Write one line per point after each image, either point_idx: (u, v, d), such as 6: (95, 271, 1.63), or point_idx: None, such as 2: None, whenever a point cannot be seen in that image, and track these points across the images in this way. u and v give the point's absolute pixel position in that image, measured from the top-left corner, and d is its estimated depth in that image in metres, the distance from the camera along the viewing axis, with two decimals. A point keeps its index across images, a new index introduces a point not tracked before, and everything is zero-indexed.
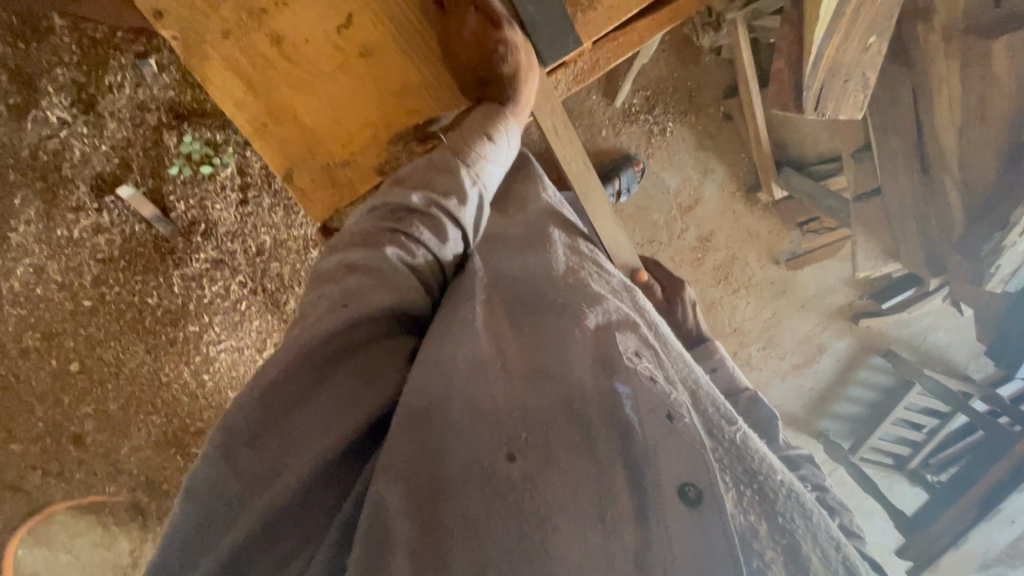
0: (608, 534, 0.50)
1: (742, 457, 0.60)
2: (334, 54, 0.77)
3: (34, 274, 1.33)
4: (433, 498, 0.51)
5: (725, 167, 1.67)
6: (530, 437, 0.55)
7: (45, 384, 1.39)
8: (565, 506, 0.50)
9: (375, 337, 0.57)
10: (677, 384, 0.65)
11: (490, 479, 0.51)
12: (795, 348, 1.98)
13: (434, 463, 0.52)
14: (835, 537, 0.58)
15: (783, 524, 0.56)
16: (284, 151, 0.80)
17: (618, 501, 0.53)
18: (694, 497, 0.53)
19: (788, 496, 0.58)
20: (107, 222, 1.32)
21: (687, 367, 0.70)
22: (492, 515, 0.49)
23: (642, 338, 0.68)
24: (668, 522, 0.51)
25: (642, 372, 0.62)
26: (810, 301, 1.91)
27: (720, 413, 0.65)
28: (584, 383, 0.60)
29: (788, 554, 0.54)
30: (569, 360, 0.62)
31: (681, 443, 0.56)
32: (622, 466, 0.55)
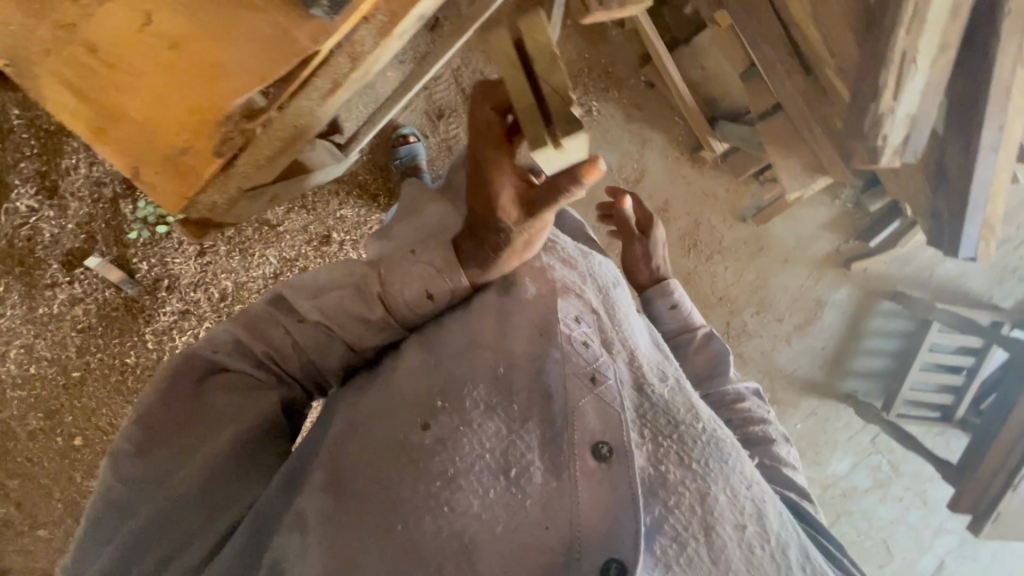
0: (512, 488, 0.53)
1: (667, 411, 0.61)
2: (154, 44, 0.52)
3: (26, 353, 1.27)
4: (352, 473, 0.55)
5: (660, 135, 1.71)
6: (447, 405, 0.58)
7: (47, 469, 1.33)
8: (473, 467, 0.54)
9: (254, 368, 0.60)
10: (612, 346, 0.67)
11: (404, 448, 0.55)
12: (791, 308, 1.91)
13: (356, 441, 0.57)
14: (745, 475, 0.59)
15: (699, 469, 0.57)
16: (124, 151, 0.53)
17: (527, 457, 0.55)
18: (605, 453, 0.55)
19: (708, 443, 0.59)
20: (80, 293, 1.27)
21: (631, 330, 0.72)
22: (403, 480, 0.53)
23: (586, 304, 0.69)
24: (576, 473, 0.54)
25: (577, 338, 0.64)
26: (792, 254, 1.87)
27: (655, 371, 0.68)
28: (513, 348, 0.63)
29: (696, 496, 0.55)
30: (504, 331, 0.64)
31: (599, 403, 0.58)
32: (537, 422, 0.58)
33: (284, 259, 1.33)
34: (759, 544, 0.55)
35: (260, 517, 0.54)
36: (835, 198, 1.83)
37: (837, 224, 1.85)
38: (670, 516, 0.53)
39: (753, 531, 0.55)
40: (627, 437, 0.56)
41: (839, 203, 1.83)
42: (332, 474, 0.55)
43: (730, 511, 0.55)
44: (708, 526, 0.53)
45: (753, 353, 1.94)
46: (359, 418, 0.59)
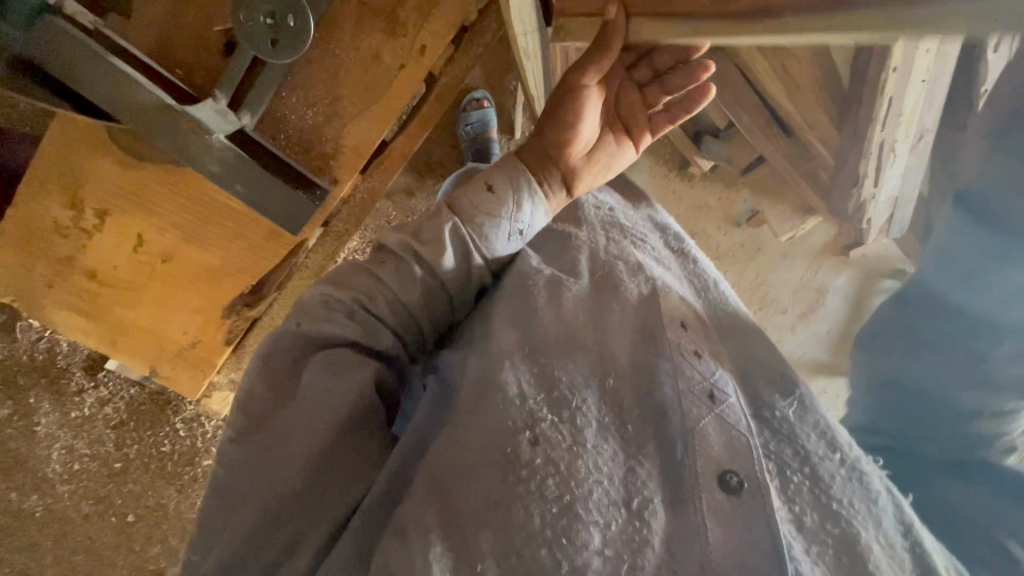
0: (636, 524, 0.47)
1: (793, 439, 0.56)
2: (141, 267, 1.06)
3: (66, 455, 1.20)
4: (454, 488, 0.50)
5: (648, 156, 1.66)
6: (558, 420, 0.53)
7: (108, 541, 1.23)
8: (590, 494, 0.48)
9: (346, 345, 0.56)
10: (723, 359, 0.61)
11: (513, 464, 0.50)
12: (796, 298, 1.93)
13: (458, 451, 0.52)
14: (899, 520, 0.52)
15: (841, 510, 0.51)
16: (142, 353, 1.12)
17: (648, 485, 0.50)
18: (735, 485, 0.50)
19: (848, 478, 0.53)
20: (108, 394, 1.20)
21: (752, 334, 0.66)
22: (514, 501, 0.48)
23: (690, 310, 0.65)
24: (705, 508, 0.48)
25: (686, 348, 0.60)
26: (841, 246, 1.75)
27: (780, 381, 0.61)
28: (618, 355, 0.60)
29: (843, 546, 0.49)
30: (607, 333, 0.61)
31: (719, 426, 0.54)
32: (654, 447, 0.53)
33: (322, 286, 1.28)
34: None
35: (370, 517, 0.50)
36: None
37: None
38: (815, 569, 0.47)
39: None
40: (760, 469, 0.51)
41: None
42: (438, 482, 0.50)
43: (890, 567, 0.49)
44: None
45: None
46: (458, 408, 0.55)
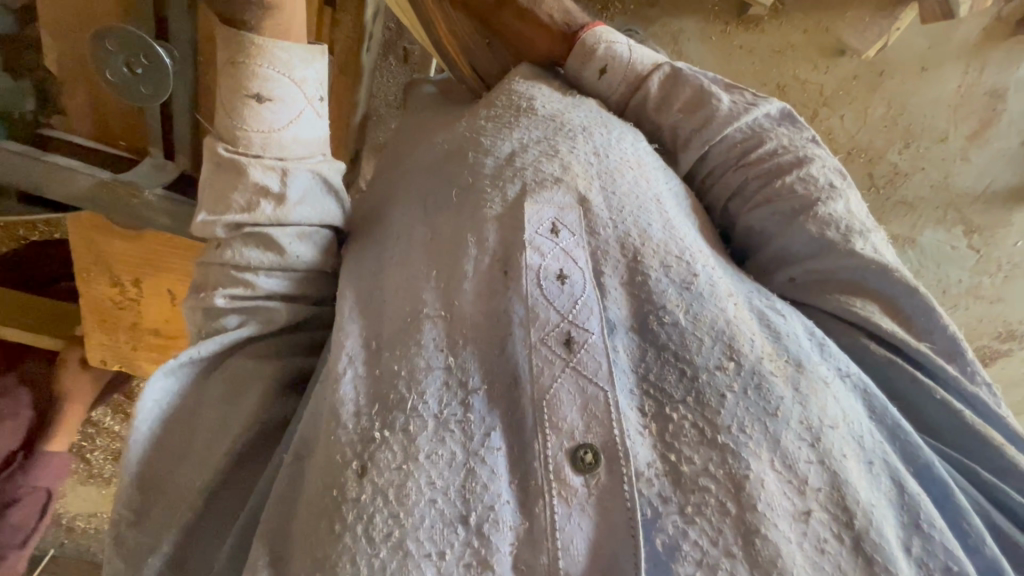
0: (474, 542, 0.39)
1: (682, 356, 0.43)
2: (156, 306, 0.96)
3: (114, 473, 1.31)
4: (290, 543, 0.43)
5: (692, 19, 1.22)
6: (388, 434, 0.42)
7: None
8: (421, 521, 0.40)
9: (225, 389, 0.51)
10: (605, 260, 0.47)
11: (340, 508, 0.41)
12: (958, 115, 1.27)
13: (292, 491, 0.45)
14: (807, 428, 0.41)
15: (733, 442, 0.40)
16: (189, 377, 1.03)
17: (490, 490, 0.40)
18: (589, 461, 0.40)
19: (745, 392, 0.41)
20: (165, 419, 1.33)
21: (644, 207, 0.50)
22: (340, 553, 0.40)
23: (566, 200, 0.49)
24: (551, 501, 0.39)
25: (548, 272, 0.46)
26: (932, 57, 1.23)
27: (680, 265, 0.47)
28: (467, 316, 0.45)
29: (731, 491, 0.39)
30: (452, 289, 0.47)
31: (572, 379, 0.42)
32: (502, 433, 0.42)
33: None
34: (832, 533, 0.39)
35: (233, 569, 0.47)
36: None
37: None
38: (682, 539, 0.38)
39: (822, 510, 0.39)
40: (615, 432, 0.40)
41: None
42: (276, 539, 0.44)
43: (783, 499, 0.39)
44: (748, 533, 0.38)
45: (920, 193, 1.35)
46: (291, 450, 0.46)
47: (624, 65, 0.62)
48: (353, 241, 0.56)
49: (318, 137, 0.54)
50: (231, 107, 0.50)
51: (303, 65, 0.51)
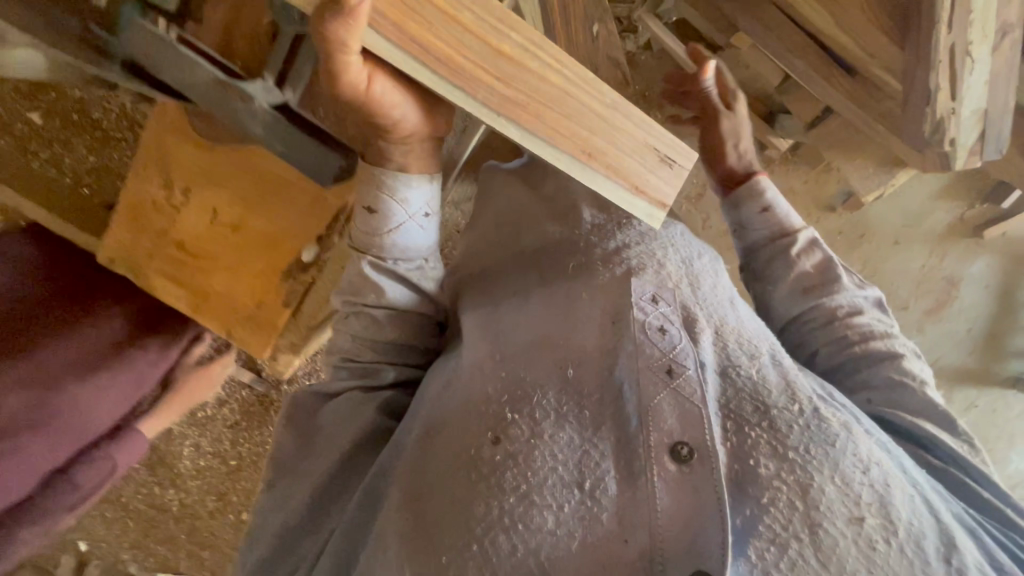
0: (588, 502, 0.51)
1: (753, 396, 0.57)
2: (209, 225, 0.99)
3: (192, 453, 1.38)
4: (422, 490, 0.55)
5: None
6: (518, 417, 0.56)
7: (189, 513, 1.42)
8: (544, 481, 0.52)
9: (351, 405, 0.64)
10: (697, 326, 0.62)
11: (475, 464, 0.54)
12: (916, 293, 1.61)
13: (425, 455, 0.57)
14: (859, 459, 0.53)
15: (799, 459, 0.52)
16: (226, 318, 1.03)
17: (602, 465, 0.52)
18: (685, 454, 0.52)
19: (806, 426, 0.54)
20: (224, 396, 1.34)
21: (722, 307, 0.67)
22: (477, 496, 0.52)
23: (664, 282, 0.66)
24: (654, 479, 0.51)
25: (652, 324, 0.60)
26: (903, 234, 1.55)
27: (744, 347, 0.62)
28: (585, 343, 0.61)
29: (796, 490, 0.50)
30: (573, 327, 0.62)
31: (677, 398, 0.55)
32: (609, 427, 0.55)
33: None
34: (881, 537, 0.49)
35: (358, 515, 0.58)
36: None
37: (952, 191, 1.51)
38: (763, 517, 0.49)
39: (874, 519, 0.50)
40: (708, 435, 0.52)
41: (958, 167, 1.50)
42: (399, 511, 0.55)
43: (841, 505, 0.50)
44: (812, 524, 0.49)
45: None
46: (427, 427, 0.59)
47: (778, 218, 0.80)
48: (475, 292, 0.72)
49: (422, 241, 0.68)
50: (363, 222, 0.66)
51: (413, 191, 0.65)
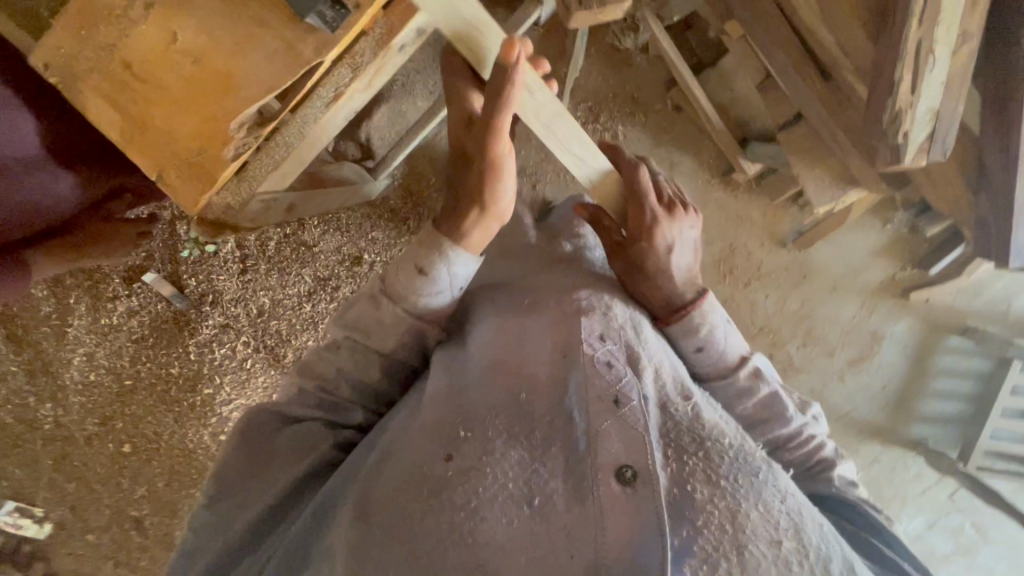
0: (534, 515, 0.53)
1: (690, 428, 0.61)
2: None
3: (86, 362, 1.39)
4: (372, 507, 0.55)
5: (690, 158, 1.55)
6: (472, 435, 0.58)
7: (100, 469, 1.43)
8: (494, 497, 0.53)
9: (306, 441, 0.65)
10: (639, 361, 0.68)
11: (426, 478, 0.55)
12: (843, 340, 1.77)
13: (377, 474, 0.58)
14: (779, 491, 0.58)
15: (728, 486, 0.56)
16: None
17: (550, 484, 0.55)
18: (629, 477, 0.55)
19: (736, 458, 0.59)
20: (137, 305, 1.36)
21: (662, 350, 0.73)
22: (426, 511, 0.53)
23: (611, 323, 0.71)
24: (600, 499, 0.54)
25: (599, 360, 0.65)
26: (840, 284, 1.75)
27: (678, 387, 0.68)
28: (538, 375, 0.64)
29: (725, 515, 0.54)
30: (527, 358, 0.66)
31: (621, 426, 0.59)
32: (559, 447, 0.58)
33: (317, 277, 1.33)
34: (797, 561, 0.53)
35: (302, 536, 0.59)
36: (886, 222, 1.72)
37: (891, 250, 1.73)
38: (698, 537, 0.52)
39: (791, 545, 0.54)
40: (651, 459, 0.56)
41: (892, 228, 1.72)
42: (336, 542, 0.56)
43: (764, 529, 0.54)
44: (739, 545, 0.52)
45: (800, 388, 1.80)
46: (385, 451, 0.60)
47: (713, 360, 0.76)
48: (445, 334, 0.74)
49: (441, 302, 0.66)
50: (404, 263, 0.64)
51: (462, 265, 0.65)
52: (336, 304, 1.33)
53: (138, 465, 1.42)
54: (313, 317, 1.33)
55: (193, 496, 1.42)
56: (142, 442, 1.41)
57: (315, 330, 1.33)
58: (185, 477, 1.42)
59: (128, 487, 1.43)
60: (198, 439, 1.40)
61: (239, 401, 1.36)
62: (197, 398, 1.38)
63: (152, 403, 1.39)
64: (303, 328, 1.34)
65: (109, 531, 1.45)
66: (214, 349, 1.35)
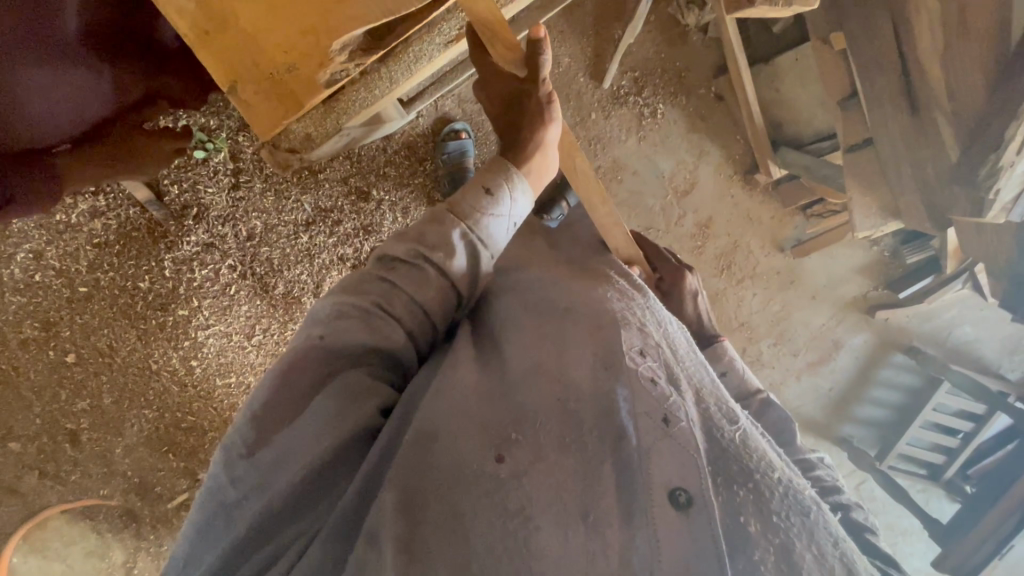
0: (587, 533, 0.50)
1: (738, 456, 0.60)
2: None
3: (32, 260, 1.21)
4: (422, 499, 0.52)
5: (719, 149, 1.52)
6: (521, 437, 0.56)
7: (41, 378, 1.29)
8: (547, 506, 0.51)
9: (337, 404, 0.55)
10: (679, 380, 0.65)
11: (479, 478, 0.53)
12: (808, 345, 1.83)
13: (423, 468, 0.53)
14: (830, 532, 0.57)
15: (779, 522, 0.56)
16: (226, 60, 0.66)
17: (603, 502, 0.53)
18: (684, 501, 0.53)
19: (787, 494, 0.58)
20: (103, 207, 1.21)
21: (698, 366, 0.72)
22: (478, 510, 0.51)
23: (648, 339, 0.68)
24: (655, 525, 0.51)
25: (643, 374, 0.62)
26: (820, 292, 1.78)
27: (723, 410, 0.66)
28: (581, 385, 0.60)
29: (779, 554, 0.54)
30: (567, 363, 0.62)
31: (675, 447, 0.56)
32: (609, 467, 0.55)
33: (318, 208, 1.28)
34: None
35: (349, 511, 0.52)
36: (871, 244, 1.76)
37: (870, 269, 1.77)
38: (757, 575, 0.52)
39: None
40: (704, 483, 0.54)
41: (877, 249, 1.76)
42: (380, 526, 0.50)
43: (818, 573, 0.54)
44: None
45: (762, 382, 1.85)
46: (422, 436, 0.55)
47: (737, 380, 1.00)
48: (473, 325, 0.70)
49: (498, 240, 0.65)
50: (468, 196, 0.63)
51: (516, 206, 0.66)
52: (335, 239, 1.30)
53: (84, 377, 1.31)
54: (308, 248, 1.30)
55: (145, 416, 1.35)
56: (92, 353, 1.29)
57: (311, 263, 1.30)
58: (138, 395, 1.34)
59: (69, 398, 1.31)
60: (163, 360, 1.32)
61: (215, 329, 1.32)
62: (171, 318, 1.30)
63: (113, 315, 1.28)
64: (297, 259, 1.30)
65: (37, 440, 1.31)
66: (193, 269, 1.27)
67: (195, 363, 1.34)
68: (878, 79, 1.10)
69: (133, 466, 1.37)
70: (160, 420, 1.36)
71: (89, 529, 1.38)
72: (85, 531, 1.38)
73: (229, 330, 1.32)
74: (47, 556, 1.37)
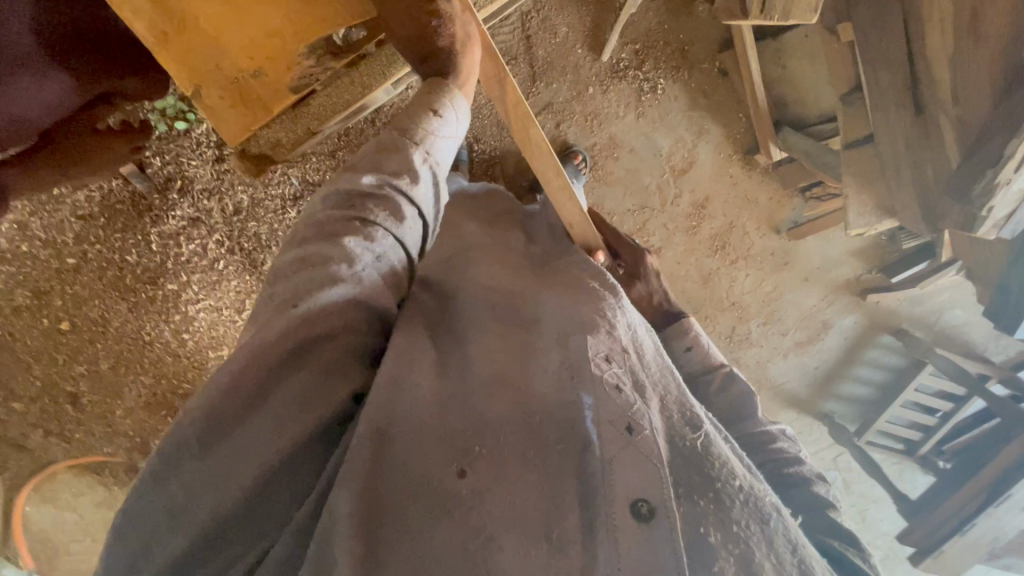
0: (549, 549, 0.51)
1: (700, 466, 0.61)
2: None
3: (18, 230, 1.20)
4: (383, 512, 0.52)
5: (720, 128, 1.47)
6: (484, 449, 0.56)
7: (35, 344, 1.29)
8: (511, 523, 0.52)
9: (306, 392, 0.54)
10: (645, 386, 0.66)
11: (439, 496, 0.53)
12: (798, 324, 1.82)
13: (382, 482, 0.53)
14: (790, 540, 0.59)
15: (738, 531, 0.57)
16: (189, 62, 0.76)
17: (568, 517, 0.53)
18: (646, 513, 0.54)
19: (746, 503, 0.59)
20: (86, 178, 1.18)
21: (664, 370, 0.71)
22: (438, 528, 0.51)
23: (616, 341, 0.68)
24: (616, 537, 0.52)
25: (608, 380, 0.62)
26: (813, 274, 1.74)
27: (687, 417, 0.66)
28: (546, 397, 0.61)
29: (738, 563, 0.55)
30: (531, 374, 0.63)
31: (636, 457, 0.57)
32: (574, 484, 0.55)
33: (305, 181, 1.26)
34: None
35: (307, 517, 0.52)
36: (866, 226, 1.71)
37: (864, 251, 1.73)
38: None
39: None
40: (668, 496, 0.54)
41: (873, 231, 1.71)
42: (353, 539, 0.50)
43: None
44: None
45: (749, 360, 1.86)
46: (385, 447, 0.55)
47: (702, 356, 0.98)
48: (439, 335, 0.69)
49: (448, 151, 0.69)
50: (417, 118, 0.66)
51: (460, 118, 0.69)
52: None
53: (77, 344, 1.31)
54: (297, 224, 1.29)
55: (141, 381, 1.36)
56: (86, 321, 1.30)
57: None
58: (133, 363, 1.35)
59: (67, 361, 1.32)
60: (156, 332, 1.33)
61: (206, 303, 1.33)
62: (161, 291, 1.30)
63: (106, 284, 1.27)
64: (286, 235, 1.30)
65: (38, 400, 1.33)
66: (181, 244, 1.26)
67: (187, 336, 1.36)
68: (883, 73, 1.14)
69: (133, 426, 1.39)
70: (156, 387, 1.38)
71: (97, 483, 1.44)
72: (93, 484, 1.44)
73: (219, 305, 1.34)
74: (57, 505, 1.44)
